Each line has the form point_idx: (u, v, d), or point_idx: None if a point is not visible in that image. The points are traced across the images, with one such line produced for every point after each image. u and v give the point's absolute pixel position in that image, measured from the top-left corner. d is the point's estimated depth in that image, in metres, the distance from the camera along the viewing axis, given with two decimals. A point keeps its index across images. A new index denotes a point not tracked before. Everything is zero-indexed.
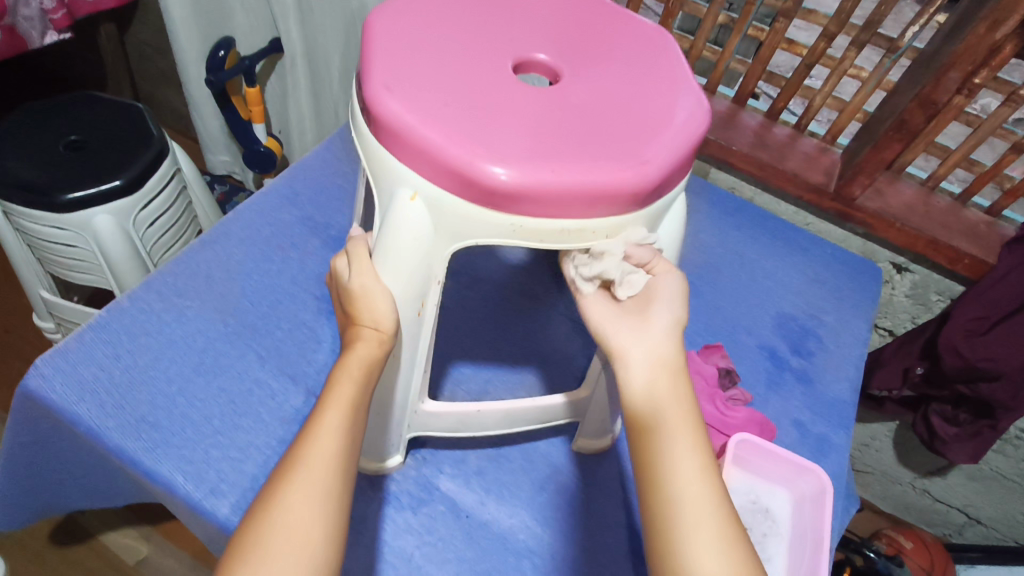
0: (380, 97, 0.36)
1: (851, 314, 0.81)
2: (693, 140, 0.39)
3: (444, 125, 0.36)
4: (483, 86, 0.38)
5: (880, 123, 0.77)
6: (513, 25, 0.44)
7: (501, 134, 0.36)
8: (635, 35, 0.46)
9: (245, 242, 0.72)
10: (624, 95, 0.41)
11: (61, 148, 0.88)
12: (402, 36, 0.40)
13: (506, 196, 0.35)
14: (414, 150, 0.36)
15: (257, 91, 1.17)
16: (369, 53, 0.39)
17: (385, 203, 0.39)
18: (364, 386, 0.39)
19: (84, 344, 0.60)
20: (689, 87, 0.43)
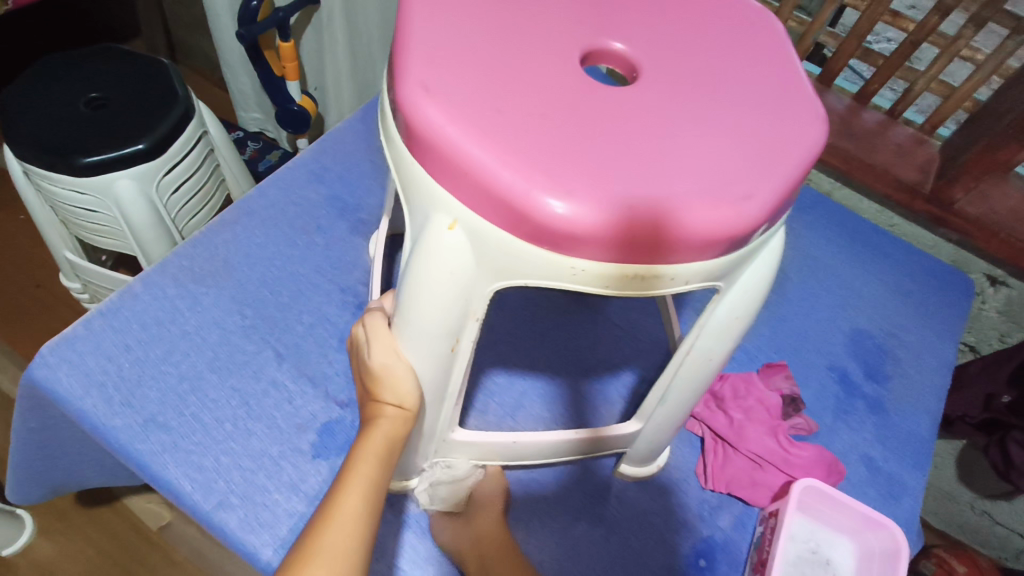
0: (415, 100, 0.29)
1: (936, 334, 0.71)
2: (804, 164, 0.31)
3: (493, 140, 0.28)
4: (545, 87, 0.31)
5: (997, 117, 0.66)
6: (585, 4, 0.36)
7: (567, 155, 0.28)
8: (730, 17, 0.38)
9: (267, 223, 0.66)
10: (723, 102, 0.33)
11: (81, 106, 0.83)
12: (447, 17, 0.33)
13: (568, 236, 0.28)
14: (455, 171, 0.29)
15: (291, 46, 1.09)
16: (405, 38, 0.32)
17: (417, 224, 0.32)
18: (385, 464, 0.38)
19: (93, 333, 0.55)
20: (800, 88, 0.34)
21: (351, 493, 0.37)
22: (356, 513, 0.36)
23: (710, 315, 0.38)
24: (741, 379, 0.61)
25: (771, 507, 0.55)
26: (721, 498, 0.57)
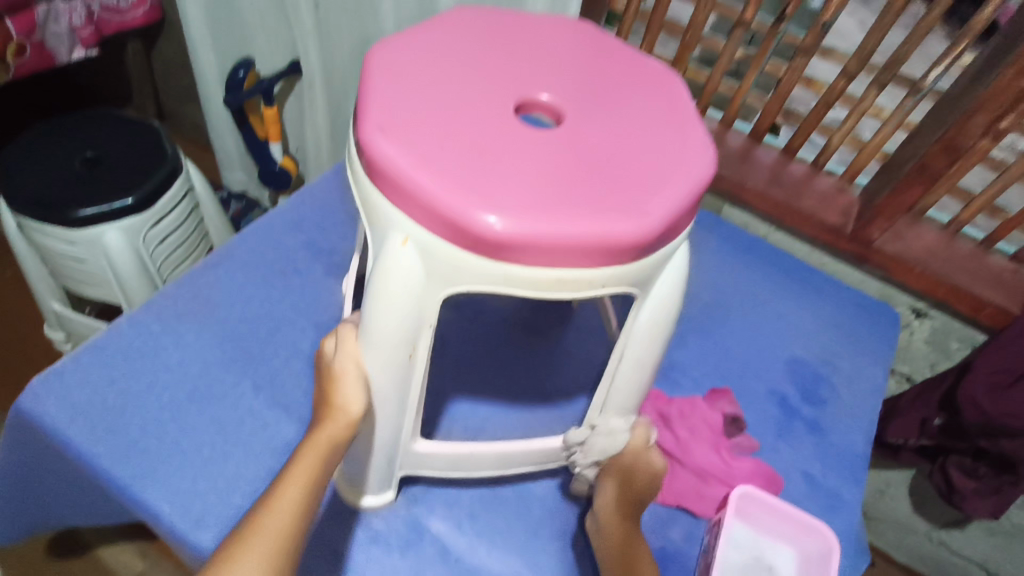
0: (373, 139, 0.36)
1: (867, 361, 0.78)
2: (696, 190, 0.38)
3: (437, 169, 0.35)
4: (481, 130, 0.37)
5: (901, 164, 0.76)
6: (518, 65, 0.43)
7: (497, 182, 0.35)
8: (642, 76, 0.45)
9: (248, 266, 0.71)
10: (629, 143, 0.40)
11: (76, 164, 0.89)
12: (403, 75, 0.40)
13: (499, 245, 0.34)
14: (406, 195, 0.35)
15: (275, 111, 1.17)
16: (366, 91, 0.38)
17: (377, 244, 0.38)
18: (324, 464, 0.42)
19: (80, 366, 0.59)
20: (695, 131, 0.42)
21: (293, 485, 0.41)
22: (293, 504, 0.40)
23: (635, 321, 0.44)
24: (685, 401, 0.66)
25: (716, 516, 0.59)
26: (673, 512, 0.61)
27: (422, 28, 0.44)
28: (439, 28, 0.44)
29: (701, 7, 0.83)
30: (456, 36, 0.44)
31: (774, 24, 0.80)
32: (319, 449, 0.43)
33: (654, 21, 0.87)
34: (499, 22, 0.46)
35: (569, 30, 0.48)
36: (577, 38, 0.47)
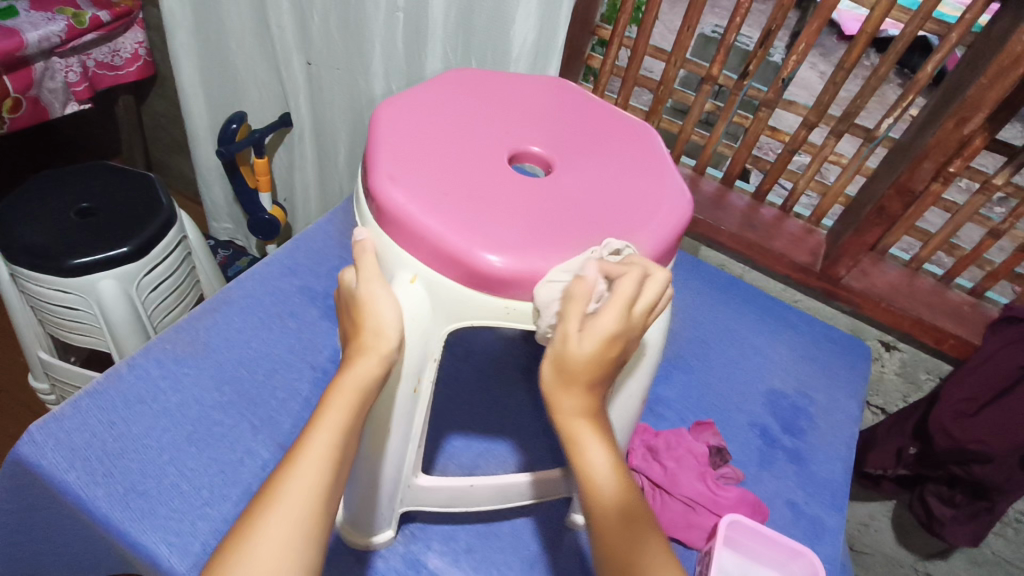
0: (383, 186, 0.39)
1: (842, 393, 0.81)
2: (676, 229, 0.42)
3: (443, 213, 0.38)
4: (480, 177, 0.41)
5: (861, 207, 0.81)
6: (509, 119, 0.47)
7: (497, 224, 0.38)
8: (621, 128, 0.50)
9: (245, 311, 0.73)
10: (613, 187, 0.44)
11: (71, 215, 0.91)
12: (406, 128, 0.43)
13: (500, 281, 0.37)
14: (415, 236, 0.38)
15: (265, 162, 1.21)
16: (374, 144, 0.42)
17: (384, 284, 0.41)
18: (359, 410, 0.37)
19: (78, 411, 0.60)
20: (671, 176, 0.46)
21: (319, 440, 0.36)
22: (323, 462, 0.35)
23: None
24: (672, 433, 0.69)
25: (706, 547, 0.61)
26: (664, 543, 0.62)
27: (421, 86, 0.48)
28: (436, 87, 0.48)
29: (670, 65, 0.90)
30: (452, 94, 0.48)
31: (738, 80, 0.87)
32: (351, 391, 0.37)
33: (629, 77, 0.93)
34: (490, 81, 0.51)
35: (552, 88, 0.53)
36: (560, 94, 0.52)
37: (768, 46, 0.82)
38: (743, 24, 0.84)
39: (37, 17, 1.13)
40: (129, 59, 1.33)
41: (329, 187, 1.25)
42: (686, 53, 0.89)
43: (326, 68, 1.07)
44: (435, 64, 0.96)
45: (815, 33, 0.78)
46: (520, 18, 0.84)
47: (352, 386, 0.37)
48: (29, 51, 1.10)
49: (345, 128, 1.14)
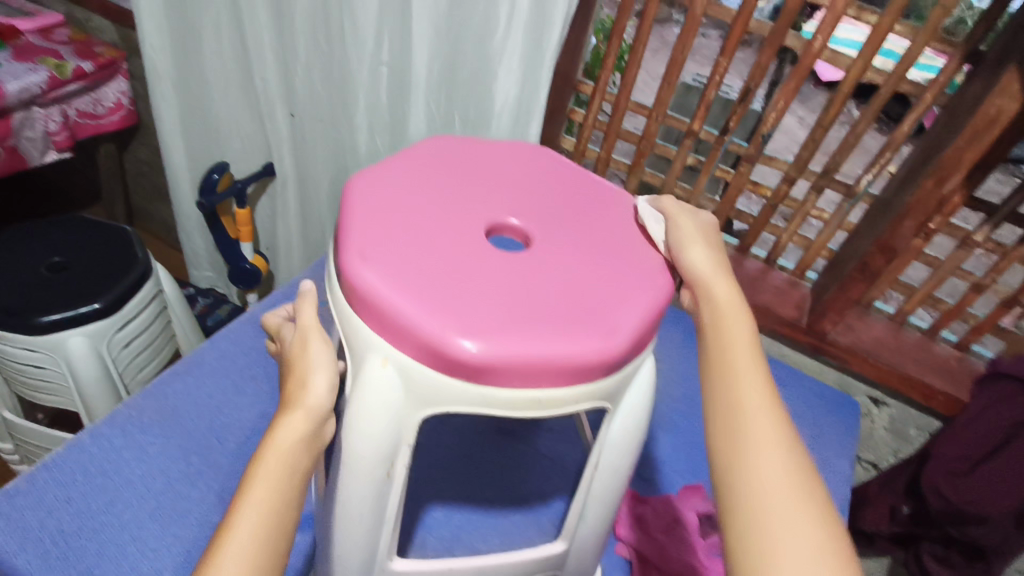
0: (354, 265, 0.37)
1: (833, 452, 0.80)
2: (660, 306, 0.41)
3: (417, 296, 0.36)
4: (456, 252, 0.40)
5: (845, 262, 0.81)
6: (487, 189, 0.46)
7: (471, 305, 0.37)
8: (601, 197, 0.50)
9: (218, 373, 0.71)
10: (593, 261, 0.43)
11: (43, 270, 0.89)
12: (380, 201, 0.42)
13: (475, 367, 0.35)
14: (386, 320, 0.36)
15: (247, 212, 1.20)
16: (347, 217, 0.41)
17: (354, 366, 0.39)
18: (294, 455, 0.41)
19: (36, 486, 0.58)
20: (653, 251, 0.45)
21: (254, 499, 0.39)
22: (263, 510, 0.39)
23: (608, 428, 0.46)
24: (661, 501, 0.66)
25: None
26: None
27: (399, 155, 0.47)
28: (415, 155, 0.48)
29: (652, 120, 0.91)
30: (432, 163, 0.48)
31: (719, 136, 0.88)
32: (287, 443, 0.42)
33: (611, 131, 0.94)
34: (470, 149, 0.50)
35: (533, 156, 0.52)
36: (542, 161, 0.52)
37: (747, 103, 0.83)
38: (722, 83, 0.85)
39: (18, 68, 1.13)
40: (111, 108, 1.32)
41: (312, 235, 1.24)
42: (667, 109, 0.90)
43: (310, 119, 1.07)
44: (419, 118, 0.97)
45: (793, 91, 0.79)
46: (502, 75, 0.85)
47: (280, 449, 0.41)
48: (9, 101, 1.10)
49: (328, 178, 1.13)
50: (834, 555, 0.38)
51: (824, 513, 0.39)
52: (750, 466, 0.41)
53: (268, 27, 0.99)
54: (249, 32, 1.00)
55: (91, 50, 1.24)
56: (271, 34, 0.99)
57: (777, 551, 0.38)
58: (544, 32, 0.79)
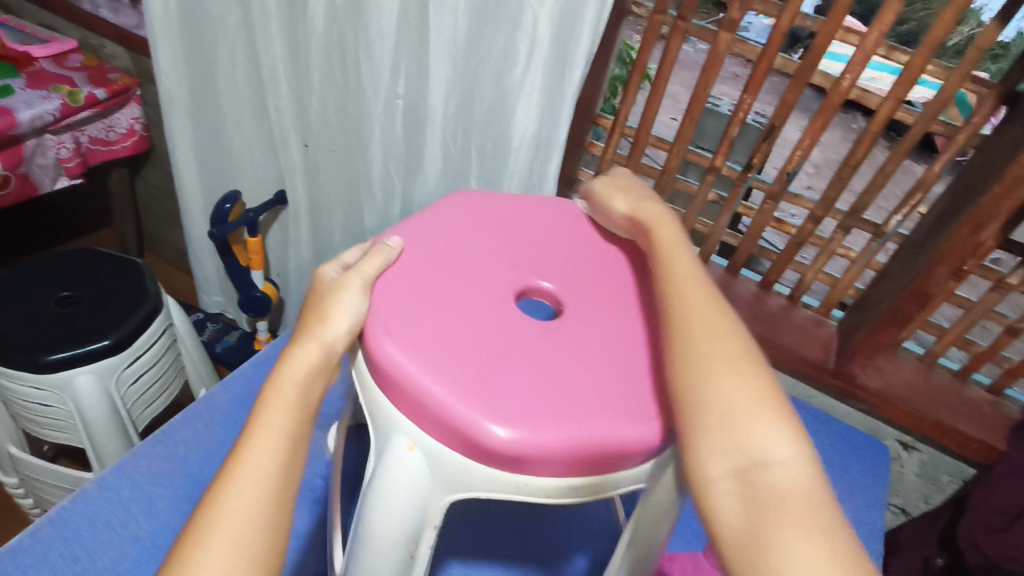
0: (385, 348, 0.39)
1: (865, 502, 0.77)
2: None
3: (447, 380, 0.38)
4: (488, 338, 0.42)
5: (875, 305, 0.79)
6: (518, 272, 0.49)
7: (503, 391, 0.39)
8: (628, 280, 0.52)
9: (229, 418, 0.68)
10: (621, 348, 0.45)
11: (52, 305, 0.87)
12: (413, 285, 0.45)
13: (505, 454, 0.36)
14: (416, 403, 0.37)
15: (259, 241, 1.19)
16: (380, 298, 0.44)
17: (380, 445, 0.39)
18: (303, 392, 0.39)
19: (40, 544, 0.55)
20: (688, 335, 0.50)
21: (261, 433, 0.37)
22: (271, 447, 0.37)
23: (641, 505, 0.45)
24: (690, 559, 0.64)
25: None
26: None
27: (433, 229, 0.51)
28: (450, 228, 0.52)
29: (673, 155, 0.90)
30: (468, 237, 0.51)
31: (742, 172, 0.86)
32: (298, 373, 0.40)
33: (631, 165, 0.92)
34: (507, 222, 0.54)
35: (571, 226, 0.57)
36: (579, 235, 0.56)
37: (772, 140, 0.81)
38: (746, 118, 0.83)
39: (31, 96, 1.12)
40: (124, 134, 1.31)
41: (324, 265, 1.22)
42: (689, 144, 0.88)
43: (323, 150, 1.05)
44: (434, 151, 0.95)
45: (820, 130, 0.77)
46: (520, 109, 0.83)
47: (293, 373, 0.40)
48: (21, 130, 1.09)
49: (341, 208, 1.11)
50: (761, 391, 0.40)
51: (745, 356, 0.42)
52: (690, 326, 0.43)
53: (282, 57, 0.97)
54: (263, 62, 0.99)
55: (105, 76, 1.24)
56: (285, 64, 0.98)
57: (708, 386, 0.40)
58: (565, 70, 0.77)
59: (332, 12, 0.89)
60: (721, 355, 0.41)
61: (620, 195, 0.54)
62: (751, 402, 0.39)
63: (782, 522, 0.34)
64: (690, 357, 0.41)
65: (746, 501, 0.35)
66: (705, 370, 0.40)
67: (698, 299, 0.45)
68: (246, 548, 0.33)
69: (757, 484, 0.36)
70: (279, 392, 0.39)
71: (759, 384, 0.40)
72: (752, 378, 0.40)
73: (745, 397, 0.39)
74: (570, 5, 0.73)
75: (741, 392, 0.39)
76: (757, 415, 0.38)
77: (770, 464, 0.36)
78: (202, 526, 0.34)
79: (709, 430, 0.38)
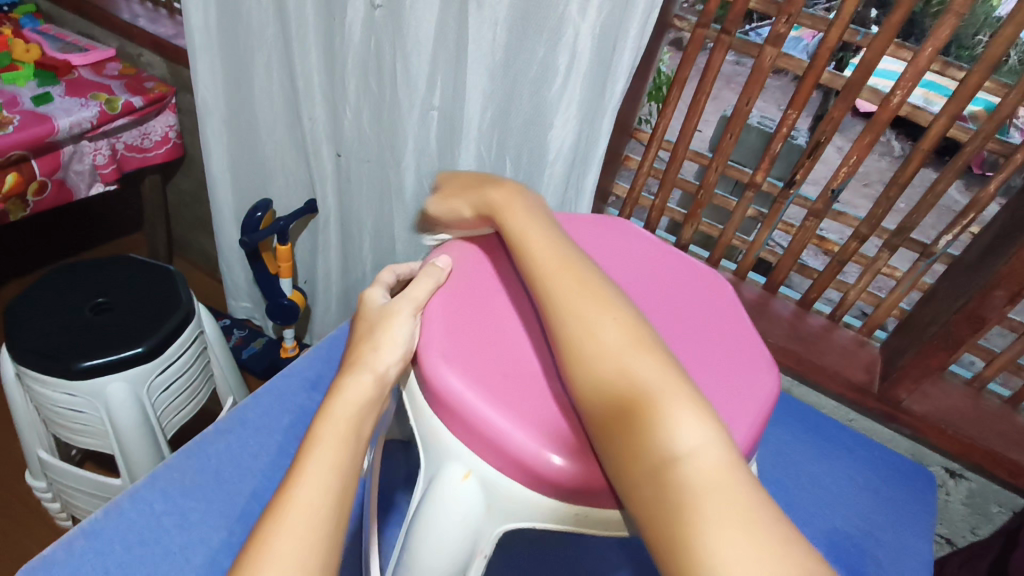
0: (442, 374, 0.42)
1: (911, 532, 0.74)
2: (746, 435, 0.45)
3: (507, 410, 0.40)
4: (541, 368, 0.45)
5: (923, 327, 0.76)
6: None
7: (560, 422, 0.41)
8: (684, 313, 0.54)
9: (262, 432, 0.68)
10: None
11: (87, 311, 0.88)
12: (464, 314, 0.48)
13: (563, 483, 0.39)
14: (475, 431, 0.40)
15: (288, 249, 1.19)
16: (432, 326, 0.46)
17: (433, 476, 0.42)
18: (357, 420, 0.42)
19: (73, 555, 0.55)
20: (755, 359, 0.52)
21: (317, 456, 0.40)
22: (327, 468, 0.39)
23: None
24: None
25: None
26: None
27: (491, 255, 0.54)
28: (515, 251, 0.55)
29: (711, 170, 0.88)
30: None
31: (784, 188, 0.84)
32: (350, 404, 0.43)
33: (667, 179, 0.91)
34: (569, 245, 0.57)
35: (632, 249, 0.60)
36: (638, 258, 0.59)
37: (817, 156, 0.79)
38: (789, 133, 0.81)
39: (70, 104, 1.14)
40: (158, 141, 1.33)
41: (351, 273, 1.22)
42: (728, 158, 0.87)
43: (355, 160, 1.05)
44: (468, 162, 0.94)
45: (868, 147, 0.75)
46: (558, 122, 0.82)
47: (347, 401, 0.43)
48: (59, 137, 1.11)
49: (371, 217, 1.11)
50: (668, 381, 0.39)
51: (644, 350, 0.40)
52: (572, 322, 0.42)
53: (318, 67, 0.98)
54: (298, 72, 0.99)
55: (142, 84, 1.25)
56: (321, 74, 0.98)
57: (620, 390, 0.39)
58: (606, 83, 0.76)
59: (370, 23, 0.89)
60: (612, 350, 0.40)
61: (461, 199, 0.55)
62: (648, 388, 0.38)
63: (705, 522, 0.32)
64: (588, 354, 0.41)
65: (657, 491, 0.35)
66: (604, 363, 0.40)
67: (578, 299, 0.43)
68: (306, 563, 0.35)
69: (670, 482, 0.35)
70: (334, 421, 0.41)
71: (658, 366, 0.39)
72: (651, 364, 0.39)
73: (652, 381, 0.38)
74: (613, 18, 0.72)
75: (651, 387, 0.38)
76: (672, 411, 0.37)
77: (685, 459, 0.35)
78: (263, 542, 0.36)
79: (618, 426, 0.37)
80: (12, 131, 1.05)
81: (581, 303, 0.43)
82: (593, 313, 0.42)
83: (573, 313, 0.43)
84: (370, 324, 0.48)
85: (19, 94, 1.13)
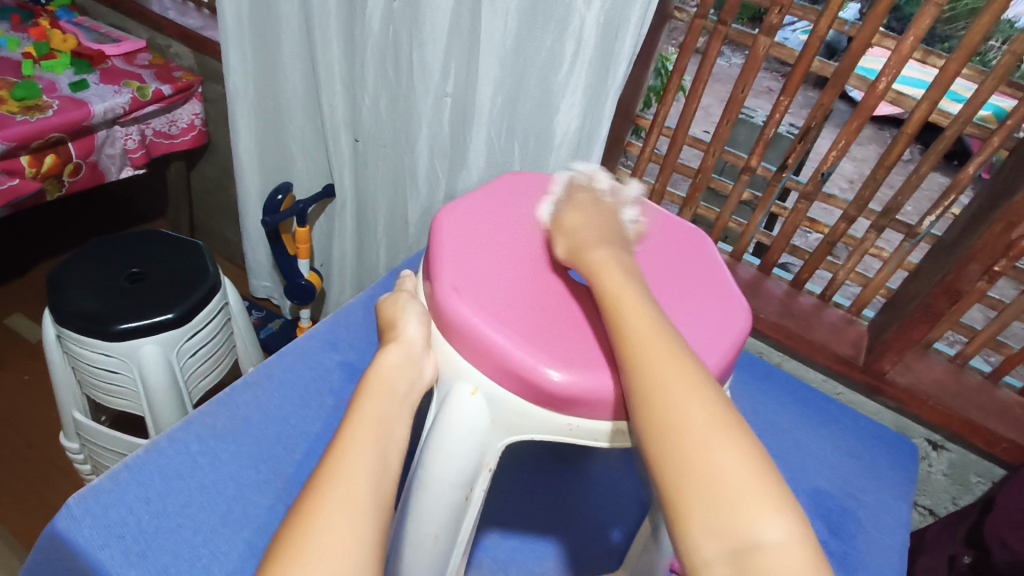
0: (452, 301, 0.50)
1: (891, 495, 0.78)
2: (723, 354, 0.52)
3: (510, 333, 0.48)
4: (541, 301, 0.52)
5: (907, 302, 0.81)
6: None
7: (557, 346, 0.49)
8: (672, 258, 0.61)
9: (285, 386, 0.73)
10: (666, 313, 0.54)
11: (122, 280, 0.94)
12: (469, 252, 0.55)
13: (560, 394, 0.47)
14: (484, 353, 0.48)
15: (306, 231, 1.25)
16: (445, 261, 0.54)
17: (446, 397, 0.50)
18: (385, 381, 0.48)
19: (118, 485, 0.61)
20: (729, 290, 0.58)
21: (360, 412, 0.46)
22: (367, 422, 0.45)
23: None
24: None
25: None
26: None
27: (497, 207, 0.61)
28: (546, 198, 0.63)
29: (709, 155, 0.92)
30: (530, 213, 0.62)
31: (777, 172, 0.88)
32: (382, 371, 0.49)
33: (667, 164, 0.95)
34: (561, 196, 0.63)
35: (621, 206, 0.66)
36: None
37: (808, 141, 0.83)
38: (782, 120, 0.86)
39: (105, 91, 1.21)
40: (184, 129, 1.39)
41: (366, 256, 1.28)
42: (725, 144, 0.91)
43: (372, 145, 1.11)
44: (479, 147, 1.00)
45: (855, 132, 0.80)
46: (564, 108, 0.87)
47: (379, 370, 0.49)
48: (94, 121, 1.18)
49: (386, 201, 1.17)
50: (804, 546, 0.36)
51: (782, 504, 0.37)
52: (701, 458, 0.38)
53: (339, 57, 1.04)
54: (320, 62, 1.05)
55: (170, 73, 1.32)
56: (341, 64, 1.05)
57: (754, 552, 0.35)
58: (610, 69, 0.81)
59: (389, 15, 0.95)
60: (753, 505, 0.37)
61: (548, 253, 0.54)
62: (751, 493, 0.37)
63: None
64: (705, 498, 0.37)
65: None
66: (737, 531, 0.36)
67: (713, 431, 0.40)
68: (354, 497, 0.40)
69: None
70: (373, 385, 0.48)
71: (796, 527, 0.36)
72: (781, 524, 0.36)
73: (788, 547, 0.35)
74: (617, 9, 0.77)
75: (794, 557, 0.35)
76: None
77: None
78: (321, 482, 0.41)
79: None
80: (51, 114, 1.11)
81: (718, 437, 0.39)
82: (728, 451, 0.39)
83: (707, 444, 0.39)
84: (395, 307, 0.56)
85: (57, 81, 1.20)
